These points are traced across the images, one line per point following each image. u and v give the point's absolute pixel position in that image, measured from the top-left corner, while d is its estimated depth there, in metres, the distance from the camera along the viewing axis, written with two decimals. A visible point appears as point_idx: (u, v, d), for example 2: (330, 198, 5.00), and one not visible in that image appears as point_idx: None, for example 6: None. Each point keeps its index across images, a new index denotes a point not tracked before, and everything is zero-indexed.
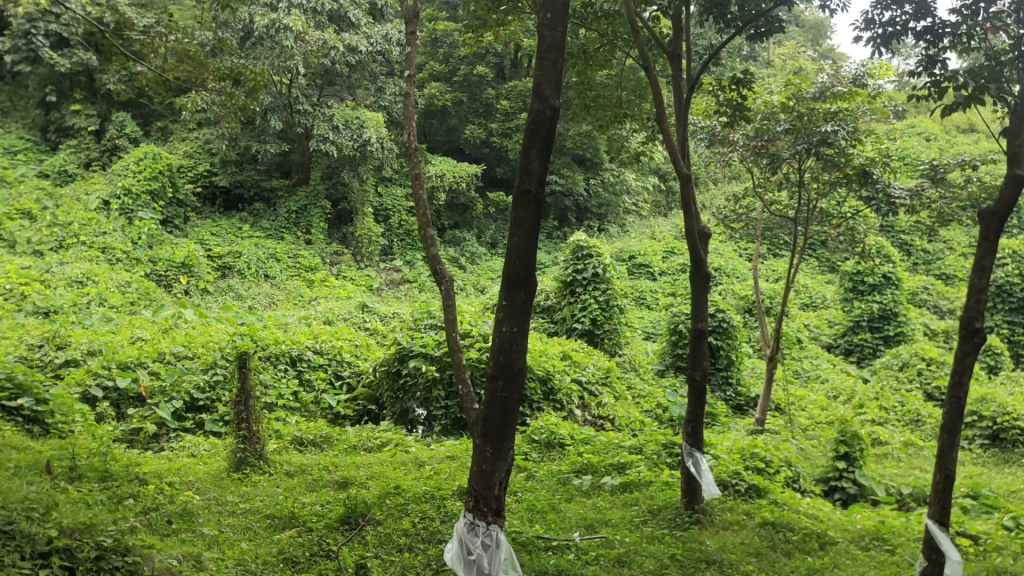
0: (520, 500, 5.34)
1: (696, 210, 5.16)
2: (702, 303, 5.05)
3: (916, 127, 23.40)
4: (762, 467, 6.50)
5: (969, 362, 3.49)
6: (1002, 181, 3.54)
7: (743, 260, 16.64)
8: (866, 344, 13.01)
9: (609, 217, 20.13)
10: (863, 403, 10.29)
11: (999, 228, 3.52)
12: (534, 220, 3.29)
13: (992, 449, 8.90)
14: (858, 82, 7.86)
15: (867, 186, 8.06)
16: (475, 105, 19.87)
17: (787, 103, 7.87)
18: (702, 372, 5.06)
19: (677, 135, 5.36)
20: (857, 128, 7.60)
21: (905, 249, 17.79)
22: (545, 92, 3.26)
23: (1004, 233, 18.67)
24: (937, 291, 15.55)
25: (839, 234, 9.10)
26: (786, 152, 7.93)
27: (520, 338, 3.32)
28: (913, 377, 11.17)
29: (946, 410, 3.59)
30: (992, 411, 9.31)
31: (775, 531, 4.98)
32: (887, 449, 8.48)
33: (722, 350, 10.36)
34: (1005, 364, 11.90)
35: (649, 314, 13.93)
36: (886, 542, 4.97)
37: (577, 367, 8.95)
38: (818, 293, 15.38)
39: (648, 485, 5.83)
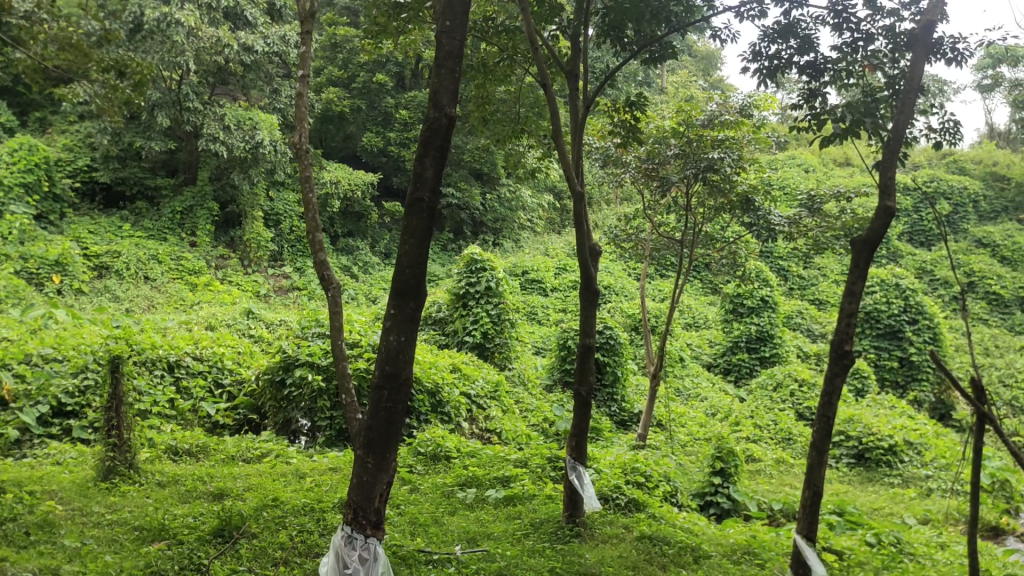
0: (402, 513, 5.27)
1: (589, 228, 5.24)
2: (590, 319, 5.12)
3: (796, 158, 24.52)
4: (643, 482, 6.61)
5: (838, 383, 3.61)
6: (874, 210, 3.67)
7: (631, 279, 17.00)
8: (744, 363, 13.47)
9: (504, 231, 20.25)
10: (740, 421, 10.66)
11: (871, 255, 3.66)
12: (426, 229, 3.26)
13: (858, 467, 9.36)
14: (744, 112, 8.07)
15: (749, 213, 8.38)
16: (373, 113, 19.71)
17: (678, 128, 8.08)
18: (588, 387, 5.12)
19: (572, 153, 5.43)
20: (742, 157, 7.89)
21: (782, 274, 18.58)
22: (442, 100, 3.23)
23: (873, 262, 19.72)
24: (811, 316, 16.27)
25: (721, 257, 9.48)
26: (675, 176, 8.21)
27: (408, 347, 3.28)
28: (786, 397, 11.66)
29: (815, 428, 3.68)
30: (859, 432, 9.80)
31: (652, 544, 5.08)
32: (761, 466, 8.80)
33: (608, 366, 10.53)
34: (871, 387, 12.55)
35: (539, 328, 14.06)
36: (757, 556, 5.13)
37: (467, 380, 8.92)
38: (700, 313, 15.85)
39: (532, 499, 5.87)
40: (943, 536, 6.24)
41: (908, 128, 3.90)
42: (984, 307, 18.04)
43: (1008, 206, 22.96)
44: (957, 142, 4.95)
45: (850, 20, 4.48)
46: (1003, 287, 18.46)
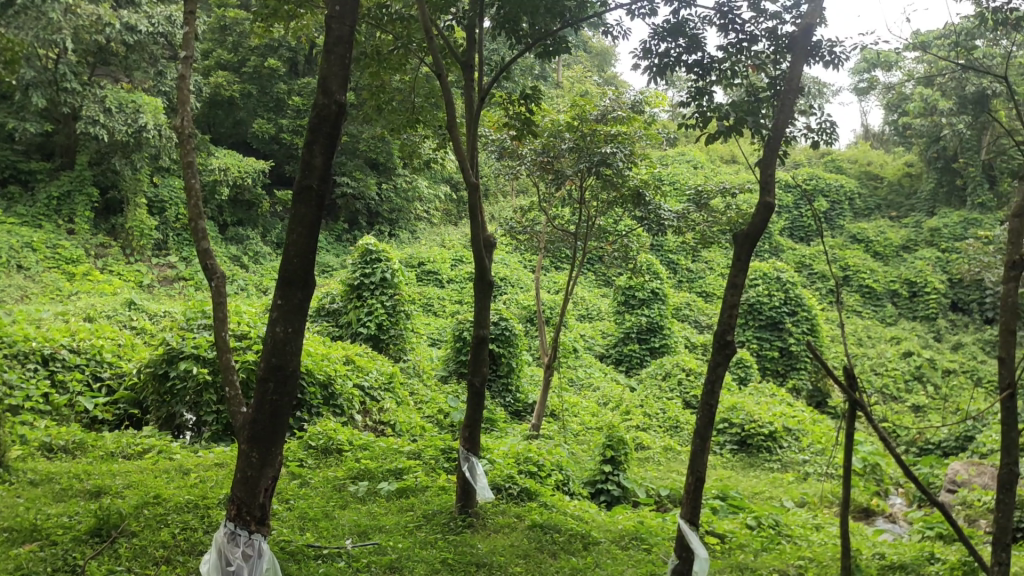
0: (291, 507, 5.17)
1: (483, 220, 5.25)
2: (484, 310, 5.14)
3: (685, 154, 25.20)
4: (535, 471, 6.68)
5: (720, 372, 3.73)
6: (755, 205, 3.81)
7: (527, 271, 17.14)
8: (635, 354, 13.80)
9: (400, 222, 20.08)
10: (630, 410, 10.90)
11: (751, 249, 3.80)
12: (315, 218, 3.21)
13: (740, 453, 9.72)
14: (636, 108, 8.21)
15: (639, 207, 8.52)
16: (265, 99, 19.22)
17: (572, 123, 8.15)
18: (482, 377, 5.14)
19: (467, 145, 5.42)
20: (633, 152, 8.10)
21: (672, 267, 19.06)
22: (331, 86, 3.18)
23: (756, 256, 20.47)
24: (698, 308, 16.76)
25: (614, 250, 9.63)
26: (569, 169, 8.32)
27: (295, 338, 3.21)
28: (674, 386, 12.03)
29: (699, 415, 3.77)
30: (741, 419, 10.14)
31: (542, 532, 5.15)
32: (649, 454, 9.04)
33: (504, 357, 10.56)
34: (753, 375, 13.05)
35: (434, 320, 14.01)
36: (644, 541, 5.28)
37: (360, 371, 8.80)
38: (593, 305, 16.11)
39: (424, 490, 5.86)
40: (818, 518, 6.56)
41: (787, 128, 4.06)
42: (858, 300, 18.97)
43: (880, 204, 24.19)
44: (833, 141, 5.19)
45: (736, 22, 4.62)
46: (875, 281, 19.46)
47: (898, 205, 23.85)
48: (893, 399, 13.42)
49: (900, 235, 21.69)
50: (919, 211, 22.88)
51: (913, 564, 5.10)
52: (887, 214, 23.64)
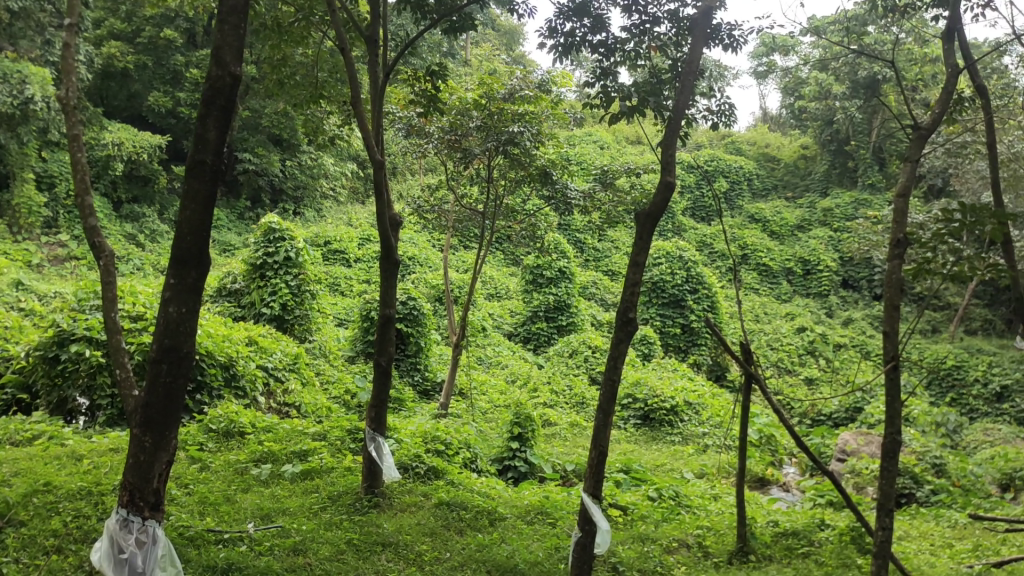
0: (191, 492, 5.03)
1: (388, 198, 5.19)
2: (389, 289, 5.10)
3: (592, 134, 25.41)
4: (443, 450, 6.69)
5: (622, 348, 3.78)
6: (656, 185, 3.87)
7: (435, 250, 17.05)
8: (542, 332, 13.94)
9: (305, 200, 19.68)
10: (537, 387, 11.03)
11: (653, 228, 3.86)
12: (209, 193, 3.11)
13: (644, 427, 9.93)
14: (544, 87, 8.22)
15: (546, 186, 8.59)
16: (161, 71, 18.46)
17: (480, 101, 8.09)
18: (387, 357, 5.10)
19: (372, 121, 5.33)
20: (540, 131, 8.15)
21: (578, 246, 19.24)
22: (225, 58, 3.07)
23: (661, 236, 20.87)
24: (604, 286, 17.02)
25: (521, 230, 9.67)
26: (477, 148, 8.28)
27: (190, 319, 3.12)
28: (580, 363, 12.23)
29: (603, 391, 3.81)
30: (645, 394, 10.33)
31: (449, 510, 5.17)
32: (556, 430, 9.17)
33: (411, 336, 10.49)
34: (656, 351, 13.37)
35: (341, 300, 13.81)
36: (549, 515, 5.36)
37: (264, 353, 8.47)
38: (501, 284, 16.11)
39: (329, 472, 5.80)
40: (716, 488, 6.78)
41: (688, 108, 4.14)
42: (755, 278, 19.55)
43: (777, 184, 24.98)
44: (732, 123, 5.34)
45: (639, 4, 4.68)
46: (771, 259, 20.09)
47: (794, 186, 24.69)
48: (788, 373, 13.96)
49: (795, 215, 22.47)
50: (813, 191, 23.74)
51: (805, 530, 5.33)
52: (784, 194, 24.44)
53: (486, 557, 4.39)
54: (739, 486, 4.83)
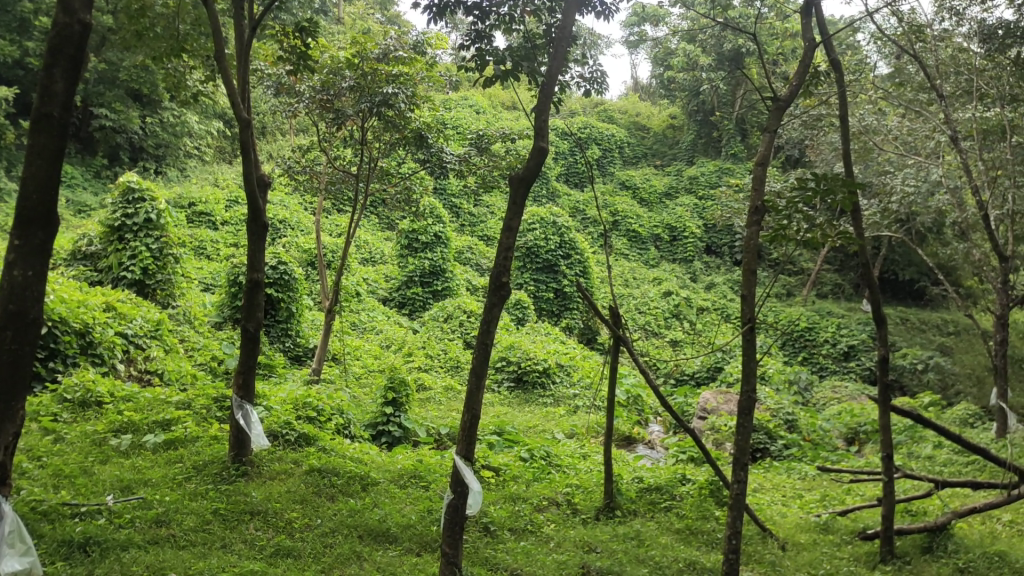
0: (44, 465, 4.77)
1: (256, 158, 5.02)
2: (258, 253, 4.95)
3: (468, 96, 25.20)
4: (314, 416, 6.58)
5: (495, 313, 3.79)
6: (529, 150, 3.89)
7: (307, 213, 16.62)
8: (418, 297, 13.89)
9: (167, 159, 18.75)
10: (412, 352, 11.00)
11: (526, 193, 3.88)
12: (57, 149, 2.93)
13: (517, 390, 10.04)
14: (418, 50, 8.00)
15: (421, 149, 8.48)
16: (5, 17, 17.05)
17: (352, 60, 7.84)
18: (256, 323, 4.96)
19: (238, 79, 5.12)
20: (414, 93, 8.01)
21: (454, 211, 19.14)
22: (74, 5, 2.90)
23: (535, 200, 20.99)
24: (480, 251, 17.04)
25: (396, 193, 9.53)
26: (350, 109, 8.05)
27: (37, 282, 2.95)
28: (455, 327, 12.28)
29: (476, 354, 3.78)
30: (518, 357, 10.42)
31: (319, 477, 5.11)
32: (430, 394, 9.18)
33: (282, 302, 10.17)
34: (530, 316, 13.53)
35: (207, 264, 13.28)
36: (423, 479, 5.40)
37: (123, 319, 8.10)
38: (377, 249, 15.69)
39: (194, 441, 5.62)
40: (585, 447, 6.97)
41: (561, 74, 4.18)
42: (625, 243, 19.95)
43: (647, 152, 25.59)
44: (603, 92, 5.45)
45: None
46: (640, 226, 20.56)
47: (662, 154, 25.37)
48: (655, 335, 14.44)
49: (663, 182, 23.10)
50: (680, 160, 24.51)
51: (668, 485, 5.57)
52: (653, 162, 25.08)
53: (358, 523, 4.38)
54: (608, 445, 4.99)
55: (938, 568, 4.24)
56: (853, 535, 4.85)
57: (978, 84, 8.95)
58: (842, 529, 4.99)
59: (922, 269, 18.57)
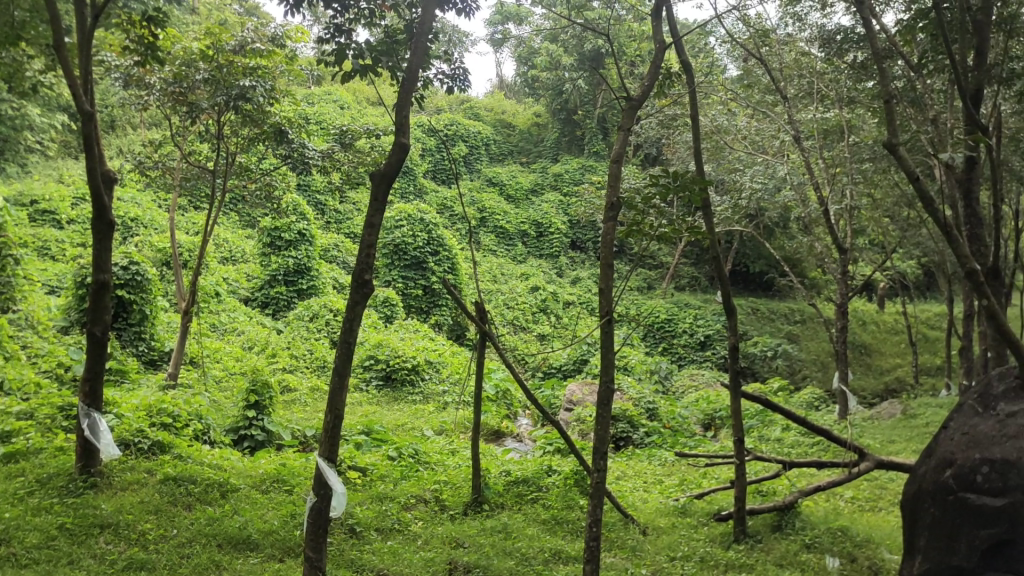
0: None
1: (100, 153, 4.78)
2: (104, 254, 4.71)
3: (331, 91, 24.66)
4: (170, 423, 6.30)
5: (358, 311, 3.72)
6: (390, 146, 3.85)
7: (162, 211, 15.88)
8: (281, 296, 13.54)
9: (5, 153, 17.48)
10: (276, 353, 10.73)
11: (388, 189, 3.83)
12: None
13: (385, 388, 9.94)
14: (277, 42, 7.82)
15: (282, 144, 8.24)
16: None
17: (206, 52, 7.50)
18: (103, 327, 4.71)
19: (80, 70, 4.84)
20: (273, 87, 7.79)
21: (319, 208, 18.71)
22: None
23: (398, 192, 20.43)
24: (346, 249, 16.77)
25: (257, 190, 9.23)
26: (205, 102, 7.69)
27: None
28: (321, 327, 12.07)
29: (338, 353, 3.69)
30: (387, 355, 10.29)
31: (176, 485, 4.90)
32: (295, 396, 8.97)
33: (135, 305, 9.66)
34: (398, 313, 13.43)
35: (52, 266, 12.47)
36: (286, 483, 5.29)
37: None
38: (237, 247, 15.16)
39: (38, 454, 5.28)
40: (454, 443, 6.98)
41: (421, 70, 4.15)
42: (493, 239, 19.94)
43: (513, 149, 25.83)
44: (466, 89, 5.47)
45: None
46: (507, 222, 20.59)
47: (528, 152, 25.68)
48: (523, 330, 14.62)
49: (529, 179, 23.39)
50: (545, 157, 24.91)
51: (535, 477, 5.66)
52: (519, 160, 25.35)
53: (216, 531, 4.23)
54: (475, 440, 5.02)
55: (786, 545, 4.49)
56: (709, 517, 5.06)
57: (819, 87, 9.50)
58: (699, 511, 5.21)
59: (771, 261, 19.57)
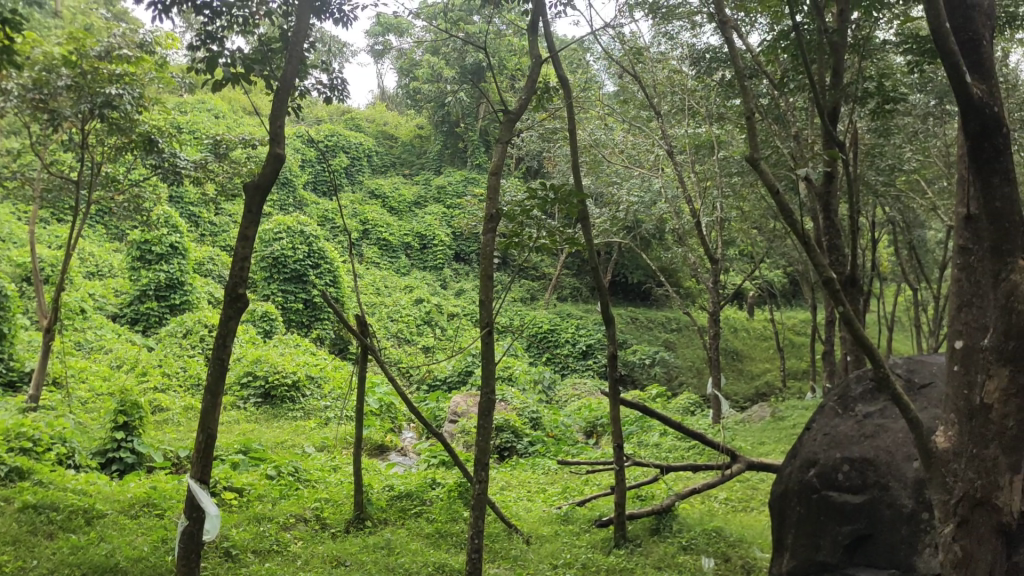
0: None
1: None
2: None
3: (205, 99, 23.82)
4: (30, 448, 5.95)
5: (233, 326, 3.60)
6: (265, 156, 3.75)
7: (21, 224, 14.96)
8: (152, 312, 13.02)
9: None
10: (147, 371, 10.29)
11: (262, 201, 3.73)
12: None
13: (263, 405, 9.66)
14: (145, 48, 7.53)
15: (152, 154, 7.88)
16: None
17: (69, 57, 7.03)
18: None
19: None
20: (142, 95, 7.48)
21: (193, 220, 18.04)
22: None
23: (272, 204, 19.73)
24: (222, 263, 16.28)
25: (124, 201, 8.83)
26: (68, 110, 7.20)
27: None
28: (196, 343, 11.66)
29: (211, 371, 3.56)
30: (265, 372, 10.01)
31: (35, 513, 4.61)
32: (167, 416, 8.63)
33: None
34: (277, 328, 13.10)
35: None
36: (157, 507, 5.08)
37: None
38: (104, 262, 14.45)
39: None
40: (335, 460, 6.86)
41: (296, 79, 4.07)
42: (376, 251, 19.65)
43: (395, 161, 25.66)
44: (344, 98, 5.42)
45: None
46: (390, 234, 20.32)
47: (410, 164, 25.60)
48: (406, 342, 14.50)
49: (411, 191, 23.28)
50: (428, 169, 24.89)
51: (418, 491, 5.63)
52: (402, 172, 25.22)
53: (81, 559, 4.01)
54: (357, 455, 4.94)
55: (663, 547, 4.60)
56: (590, 523, 5.16)
57: (690, 104, 9.85)
58: (581, 518, 5.29)
59: (648, 272, 20.14)
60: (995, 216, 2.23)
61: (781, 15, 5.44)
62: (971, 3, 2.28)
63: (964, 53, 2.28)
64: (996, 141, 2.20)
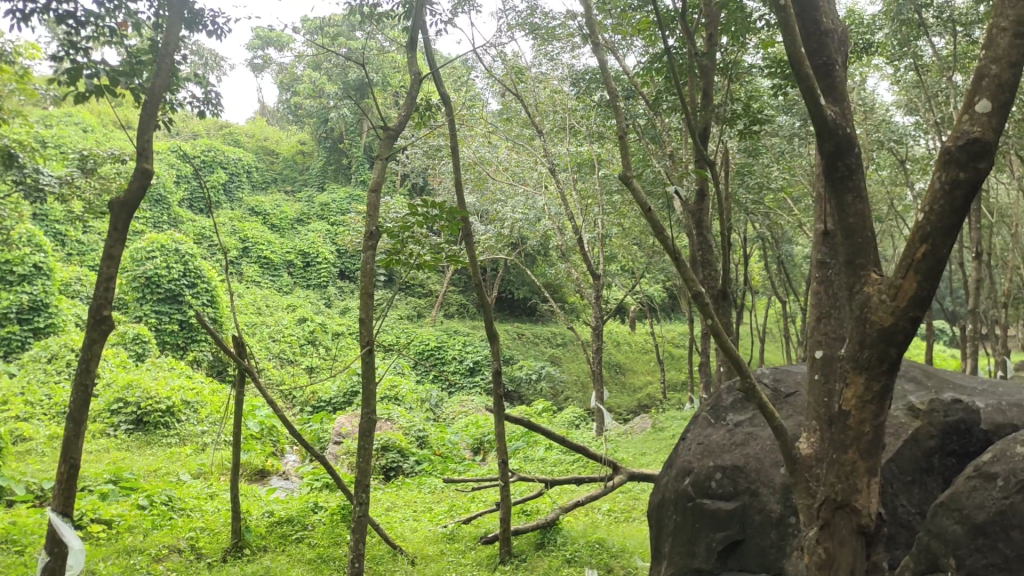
0: None
1: None
2: None
3: (71, 112, 22.68)
4: None
5: (97, 350, 3.43)
6: (131, 171, 3.60)
7: None
8: (14, 336, 12.29)
9: None
10: (7, 399, 9.66)
11: (128, 219, 3.58)
12: None
13: (136, 431, 9.23)
14: (3, 58, 7.08)
15: (11, 170, 7.42)
16: None
17: None
18: None
19: None
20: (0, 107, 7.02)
21: (59, 238, 17.12)
22: None
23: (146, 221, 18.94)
24: (91, 283, 15.50)
25: None
26: None
27: None
28: (62, 369, 11.04)
29: (73, 400, 3.38)
30: (137, 397, 9.55)
31: None
32: (30, 446, 8.12)
33: None
34: (151, 351, 12.57)
35: None
36: (16, 544, 4.77)
37: None
38: None
39: None
40: (213, 487, 6.63)
41: (164, 93, 3.92)
42: (256, 270, 19.13)
43: (276, 177, 25.11)
44: (219, 113, 5.27)
45: None
46: (272, 252, 19.84)
47: (291, 180, 25.10)
48: (289, 363, 14.18)
49: (294, 208, 22.81)
50: (310, 186, 24.46)
51: (299, 516, 5.50)
52: (283, 188, 24.70)
53: None
54: (234, 481, 4.78)
55: (549, 561, 4.63)
56: (475, 540, 5.16)
57: (571, 123, 10.03)
58: (466, 536, 5.28)
59: (533, 288, 20.34)
60: (850, 232, 2.34)
61: (654, 37, 5.60)
62: (823, 29, 2.40)
63: (818, 77, 2.40)
64: (848, 161, 2.31)
